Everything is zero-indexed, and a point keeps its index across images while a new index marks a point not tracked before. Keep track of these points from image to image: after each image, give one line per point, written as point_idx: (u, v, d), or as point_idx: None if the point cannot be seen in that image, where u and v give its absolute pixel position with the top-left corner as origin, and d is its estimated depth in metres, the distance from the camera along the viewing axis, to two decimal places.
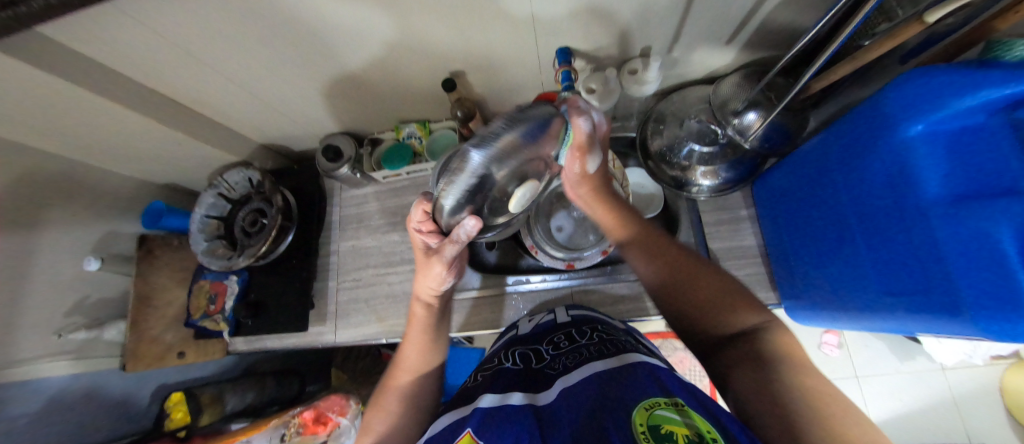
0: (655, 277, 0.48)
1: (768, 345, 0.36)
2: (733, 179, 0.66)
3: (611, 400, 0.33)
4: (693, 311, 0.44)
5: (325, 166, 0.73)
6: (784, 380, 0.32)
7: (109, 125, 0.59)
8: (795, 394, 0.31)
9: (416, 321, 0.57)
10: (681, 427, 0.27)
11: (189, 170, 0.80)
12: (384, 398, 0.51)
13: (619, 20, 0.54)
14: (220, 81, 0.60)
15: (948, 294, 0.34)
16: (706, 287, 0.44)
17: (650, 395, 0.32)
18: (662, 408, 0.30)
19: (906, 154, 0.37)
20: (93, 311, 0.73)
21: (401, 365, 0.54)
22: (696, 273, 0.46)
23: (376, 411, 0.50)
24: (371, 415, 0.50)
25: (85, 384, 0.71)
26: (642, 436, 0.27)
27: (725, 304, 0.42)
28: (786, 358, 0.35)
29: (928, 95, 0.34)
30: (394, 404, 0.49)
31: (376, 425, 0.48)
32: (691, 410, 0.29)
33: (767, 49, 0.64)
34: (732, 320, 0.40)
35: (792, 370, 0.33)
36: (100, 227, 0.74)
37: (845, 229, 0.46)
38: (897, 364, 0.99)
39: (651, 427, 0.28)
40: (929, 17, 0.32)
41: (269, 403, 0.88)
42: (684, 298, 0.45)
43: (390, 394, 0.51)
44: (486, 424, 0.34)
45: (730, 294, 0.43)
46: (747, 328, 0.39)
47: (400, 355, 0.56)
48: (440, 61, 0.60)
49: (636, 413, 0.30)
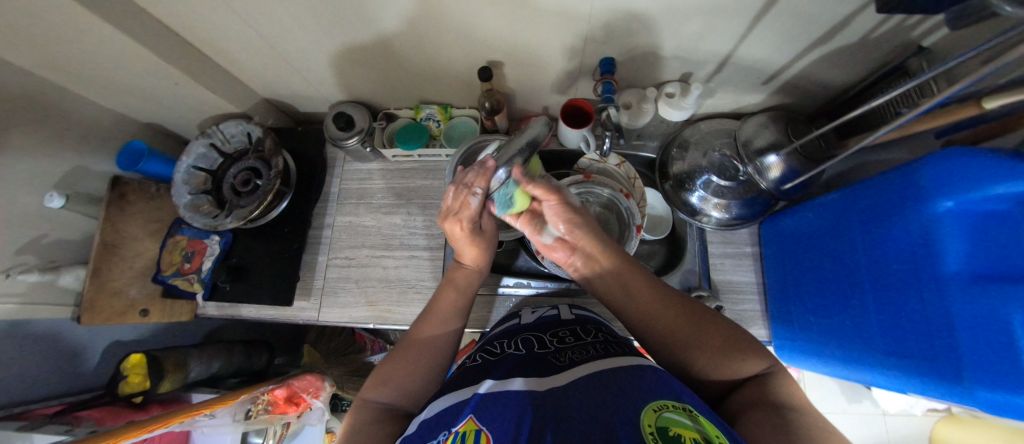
0: (657, 323, 0.43)
1: (777, 389, 0.36)
2: (744, 216, 0.66)
3: (619, 393, 0.30)
4: (701, 359, 0.39)
5: (335, 135, 0.68)
6: (798, 418, 0.32)
7: (99, 46, 0.53)
8: (814, 434, 0.30)
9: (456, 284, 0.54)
10: (691, 432, 0.25)
11: (179, 113, 0.73)
12: (415, 347, 0.48)
13: (670, 42, 0.53)
14: (233, 22, 0.54)
15: (952, 364, 0.36)
16: (712, 335, 0.40)
17: (659, 395, 0.29)
18: (670, 410, 0.27)
19: (933, 227, 0.38)
20: (48, 252, 0.66)
21: (431, 320, 0.51)
22: (696, 316, 0.42)
23: (396, 361, 0.47)
24: (407, 343, 0.49)
25: (28, 333, 0.64)
26: (650, 437, 0.24)
27: (733, 347, 0.39)
28: (796, 406, 0.34)
29: (964, 177, 0.35)
30: (421, 362, 0.47)
31: (394, 376, 0.45)
32: (701, 417, 0.27)
33: (796, 97, 0.66)
34: (733, 365, 0.38)
35: (807, 413, 0.33)
36: (67, 160, 0.66)
37: (854, 285, 0.49)
38: (844, 405, 1.02)
39: (660, 429, 0.25)
40: (987, 103, 0.36)
41: (232, 374, 0.84)
42: (682, 349, 0.41)
43: (414, 346, 0.48)
44: (484, 407, 0.31)
45: (726, 336, 0.40)
46: (755, 375, 0.38)
47: (430, 303, 0.53)
48: (480, 49, 0.57)
49: (644, 412, 0.27)
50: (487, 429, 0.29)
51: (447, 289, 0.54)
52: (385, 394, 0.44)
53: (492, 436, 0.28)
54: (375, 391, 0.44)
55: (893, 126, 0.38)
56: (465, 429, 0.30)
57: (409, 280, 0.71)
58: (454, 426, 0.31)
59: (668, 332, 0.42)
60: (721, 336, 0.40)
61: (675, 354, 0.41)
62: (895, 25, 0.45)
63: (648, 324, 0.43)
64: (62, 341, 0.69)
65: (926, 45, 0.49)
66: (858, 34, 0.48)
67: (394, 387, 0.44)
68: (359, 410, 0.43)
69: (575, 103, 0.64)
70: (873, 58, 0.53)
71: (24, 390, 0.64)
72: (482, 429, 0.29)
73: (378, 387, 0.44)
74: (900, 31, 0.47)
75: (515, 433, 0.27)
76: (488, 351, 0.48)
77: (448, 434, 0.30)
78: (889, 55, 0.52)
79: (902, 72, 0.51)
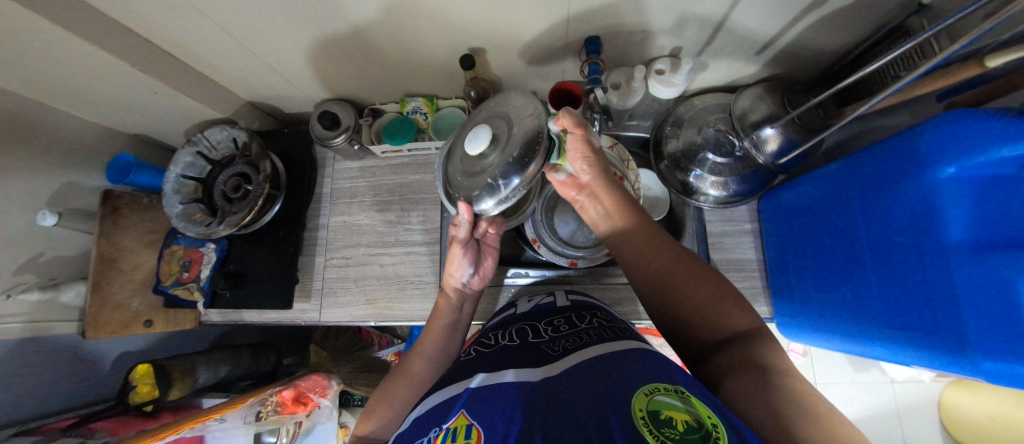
0: (655, 268, 0.43)
1: (763, 356, 0.35)
2: (742, 192, 0.64)
3: (609, 380, 0.29)
4: (690, 311, 0.40)
5: (321, 134, 0.67)
6: (789, 385, 0.31)
7: (72, 61, 0.52)
8: (793, 403, 0.29)
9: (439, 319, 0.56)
10: (682, 414, 0.24)
11: (164, 122, 0.72)
12: (396, 382, 0.52)
13: (656, 16, 0.51)
14: (205, 28, 0.53)
15: (955, 332, 0.35)
16: (702, 287, 0.40)
17: (650, 379, 0.29)
18: (662, 393, 0.27)
19: (934, 195, 0.37)
20: (47, 270, 0.67)
21: (415, 353, 0.54)
22: (689, 270, 0.42)
23: (382, 396, 0.51)
24: (397, 375, 0.53)
25: (37, 350, 0.65)
26: (641, 423, 0.24)
27: (720, 300, 0.40)
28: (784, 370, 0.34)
29: (967, 142, 0.34)
30: (402, 394, 0.50)
31: (380, 412, 0.50)
32: (694, 397, 0.27)
33: (793, 66, 0.63)
34: (721, 320, 0.39)
35: (791, 376, 0.33)
36: (56, 178, 0.66)
37: (855, 258, 0.48)
38: (852, 374, 1.02)
39: (651, 413, 0.25)
40: (990, 61, 0.35)
41: (242, 377, 0.86)
42: (676, 296, 0.41)
43: (399, 380, 0.52)
44: (477, 401, 0.31)
45: (717, 291, 0.40)
46: (742, 332, 0.38)
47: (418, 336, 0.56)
48: (460, 35, 0.55)
49: (634, 397, 0.27)
50: (477, 423, 0.28)
51: (431, 322, 0.57)
52: (371, 427, 0.50)
53: (484, 428, 0.27)
54: (363, 426, 0.50)
55: (888, 92, 0.37)
56: (456, 424, 0.29)
57: (407, 276, 0.71)
58: (446, 422, 0.31)
59: (663, 274, 0.43)
60: (713, 289, 0.40)
61: (666, 296, 0.42)
62: None
63: (640, 265, 0.45)
64: (71, 356, 0.70)
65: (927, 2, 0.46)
66: None
67: (376, 422, 0.49)
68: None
69: (562, 85, 0.60)
70: (873, 19, 0.50)
71: (39, 406, 0.66)
72: (473, 423, 0.29)
73: (366, 422, 0.50)
74: None
75: (507, 423, 0.27)
76: (483, 343, 0.47)
77: (440, 430, 0.30)
78: (888, 15, 0.49)
79: (903, 32, 0.49)
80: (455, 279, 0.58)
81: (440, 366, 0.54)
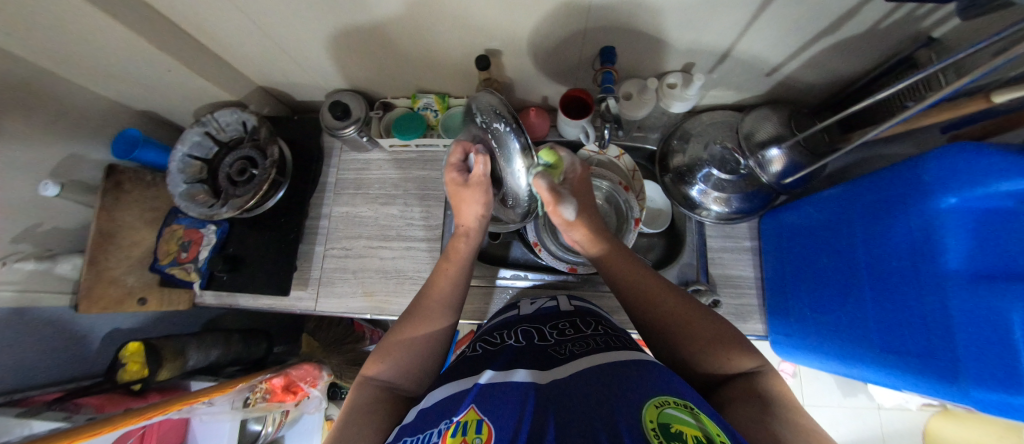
0: (655, 308, 0.43)
1: (768, 386, 0.36)
2: (744, 210, 0.65)
3: (619, 389, 0.29)
4: (692, 353, 0.39)
5: (331, 124, 0.67)
6: (793, 418, 0.32)
7: (88, 32, 0.52)
8: (801, 436, 0.30)
9: (458, 257, 0.54)
10: (693, 429, 0.24)
11: (174, 101, 0.72)
12: (415, 323, 0.47)
13: (673, 31, 0.52)
14: (224, 10, 0.53)
15: (948, 361, 0.36)
16: (705, 329, 0.40)
17: (660, 391, 0.29)
18: (672, 407, 0.27)
19: (935, 225, 0.37)
20: (44, 241, 0.66)
21: (429, 294, 0.50)
22: (691, 311, 0.42)
23: (398, 338, 0.46)
24: (415, 314, 0.49)
25: (26, 321, 0.64)
26: (652, 434, 0.24)
27: (724, 342, 0.39)
28: (789, 403, 0.34)
29: (969, 174, 0.34)
30: (423, 335, 0.46)
31: (397, 353, 0.45)
32: (702, 415, 0.27)
33: (801, 89, 0.64)
34: (725, 360, 0.38)
35: (794, 409, 0.33)
36: (61, 149, 0.66)
37: (853, 282, 0.48)
38: (840, 398, 1.02)
39: (662, 425, 0.25)
40: (996, 97, 0.36)
41: (231, 362, 0.85)
42: (674, 336, 0.41)
43: (420, 319, 0.48)
44: (487, 397, 0.31)
45: (721, 331, 0.40)
46: (747, 370, 0.38)
47: (429, 278, 0.52)
48: (478, 36, 0.56)
49: (645, 408, 0.27)
50: (489, 419, 0.28)
51: (444, 264, 0.53)
52: (385, 372, 0.44)
53: (495, 426, 0.27)
54: (375, 369, 0.44)
55: (894, 121, 0.38)
56: (467, 418, 0.29)
57: (406, 271, 0.71)
58: (456, 415, 0.30)
59: (666, 314, 0.42)
60: (717, 331, 0.40)
61: (666, 335, 0.42)
62: (905, 16, 0.44)
63: (638, 304, 0.45)
64: (61, 329, 0.69)
65: (937, 36, 0.47)
66: (866, 26, 0.47)
67: (391, 364, 0.44)
68: (359, 387, 0.42)
69: (573, 93, 0.62)
70: (884, 49, 0.51)
71: (24, 377, 0.65)
72: (485, 419, 0.29)
73: (377, 362, 0.44)
74: (908, 21, 0.45)
75: (517, 422, 0.27)
76: (488, 341, 0.48)
77: (450, 424, 0.30)
78: (898, 46, 0.50)
79: (910, 63, 0.50)
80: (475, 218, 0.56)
81: (456, 305, 0.51)
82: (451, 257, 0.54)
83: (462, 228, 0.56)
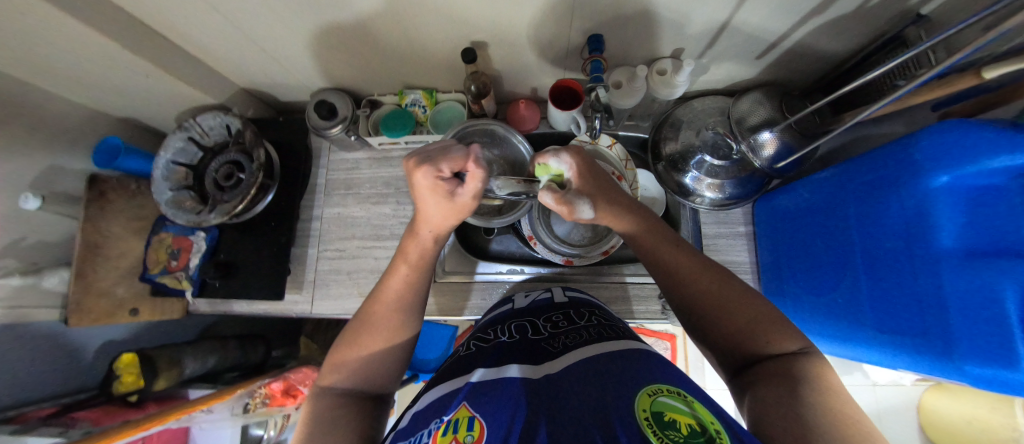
0: (694, 287, 0.42)
1: (805, 368, 0.34)
2: (737, 195, 0.65)
3: (613, 380, 0.29)
4: (727, 330, 0.39)
5: (317, 124, 0.66)
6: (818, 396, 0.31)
7: (59, 39, 0.50)
8: (824, 414, 0.29)
9: (414, 258, 0.46)
10: (686, 417, 0.24)
11: (155, 106, 0.71)
12: (368, 335, 0.43)
13: (662, 17, 0.51)
14: (200, 10, 0.51)
15: (943, 339, 0.36)
16: (745, 309, 0.39)
17: (654, 380, 0.29)
18: (665, 395, 0.27)
19: (928, 203, 0.37)
20: (29, 255, 0.65)
21: (380, 298, 0.46)
22: (733, 291, 0.40)
23: (350, 347, 0.43)
24: (367, 321, 0.45)
25: (17, 337, 0.63)
26: (645, 423, 0.24)
27: (762, 324, 0.37)
28: (814, 379, 0.33)
29: (963, 151, 0.34)
30: (378, 347, 0.43)
31: (351, 362, 0.42)
32: (696, 402, 0.27)
33: (791, 71, 0.64)
34: (769, 339, 0.37)
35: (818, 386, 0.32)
36: (41, 160, 0.64)
37: (848, 263, 0.48)
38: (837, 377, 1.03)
39: (655, 414, 0.25)
40: (987, 73, 0.36)
41: (229, 369, 0.84)
42: (710, 316, 0.40)
43: (373, 331, 0.44)
44: (478, 395, 0.31)
45: (761, 309, 0.38)
46: (786, 353, 0.36)
47: (382, 280, 0.47)
48: (463, 28, 0.54)
49: (637, 398, 0.27)
50: (481, 417, 0.28)
51: (399, 263, 0.47)
52: (343, 380, 0.42)
53: (487, 422, 0.27)
54: (332, 378, 0.42)
55: (887, 101, 0.37)
56: (458, 416, 0.29)
57: None
58: (447, 415, 0.30)
59: (706, 293, 0.41)
60: (759, 310, 0.39)
61: (704, 313, 0.41)
62: None
63: (673, 283, 0.43)
64: (53, 344, 0.68)
65: (926, 13, 0.47)
66: (854, 5, 0.46)
67: (346, 373, 0.42)
68: (315, 398, 0.41)
69: (563, 83, 0.62)
70: (873, 28, 0.51)
71: (17, 394, 0.64)
72: (475, 416, 0.28)
73: (333, 372, 0.43)
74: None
75: (510, 419, 0.27)
76: (482, 337, 0.47)
77: (441, 423, 0.29)
78: (887, 24, 0.50)
79: (901, 41, 0.50)
80: (433, 227, 0.46)
81: (413, 313, 0.46)
82: (407, 256, 0.47)
83: (420, 233, 0.46)
